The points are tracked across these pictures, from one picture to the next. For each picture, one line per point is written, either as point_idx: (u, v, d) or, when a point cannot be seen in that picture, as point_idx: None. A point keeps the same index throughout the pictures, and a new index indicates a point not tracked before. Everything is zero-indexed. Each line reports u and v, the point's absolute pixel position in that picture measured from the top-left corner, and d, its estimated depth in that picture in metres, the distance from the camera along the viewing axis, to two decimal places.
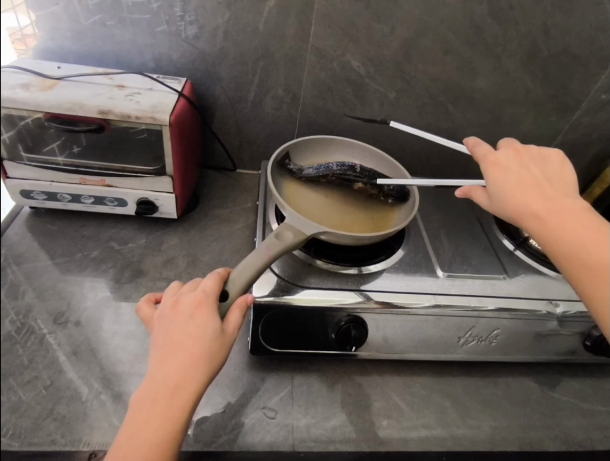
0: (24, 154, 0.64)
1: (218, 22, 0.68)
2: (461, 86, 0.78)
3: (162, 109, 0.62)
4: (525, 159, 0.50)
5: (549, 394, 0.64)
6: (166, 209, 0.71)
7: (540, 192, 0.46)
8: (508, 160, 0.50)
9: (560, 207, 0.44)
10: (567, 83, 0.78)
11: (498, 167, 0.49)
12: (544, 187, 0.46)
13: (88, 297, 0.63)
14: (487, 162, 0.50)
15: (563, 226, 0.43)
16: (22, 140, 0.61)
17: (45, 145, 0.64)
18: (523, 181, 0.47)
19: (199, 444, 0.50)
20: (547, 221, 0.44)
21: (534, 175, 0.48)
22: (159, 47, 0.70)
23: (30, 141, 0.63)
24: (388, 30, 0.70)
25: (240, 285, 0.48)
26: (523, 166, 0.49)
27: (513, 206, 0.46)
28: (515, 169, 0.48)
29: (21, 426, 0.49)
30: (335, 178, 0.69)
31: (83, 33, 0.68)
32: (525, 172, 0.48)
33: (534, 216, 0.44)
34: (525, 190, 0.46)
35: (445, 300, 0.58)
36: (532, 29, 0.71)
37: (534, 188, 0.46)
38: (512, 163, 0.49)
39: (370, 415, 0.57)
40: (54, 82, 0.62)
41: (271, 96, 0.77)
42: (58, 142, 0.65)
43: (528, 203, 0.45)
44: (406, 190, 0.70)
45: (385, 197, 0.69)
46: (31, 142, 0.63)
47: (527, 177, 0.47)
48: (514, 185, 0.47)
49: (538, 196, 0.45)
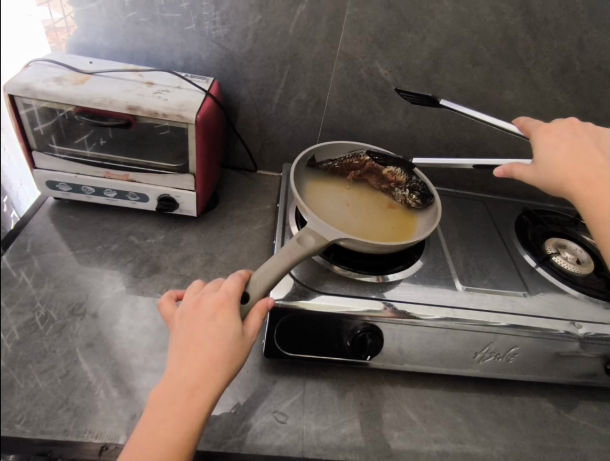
0: (55, 145, 0.67)
1: (249, 24, 0.68)
2: (489, 98, 0.77)
3: (189, 107, 0.63)
4: (579, 130, 0.49)
5: (566, 416, 0.62)
6: (186, 207, 0.72)
7: (589, 161, 0.46)
8: (560, 131, 0.50)
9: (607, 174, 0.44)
10: (598, 100, 0.76)
11: (547, 139, 0.49)
12: (594, 156, 0.46)
13: (106, 290, 0.64)
14: (538, 133, 0.51)
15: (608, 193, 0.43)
16: (54, 129, 0.65)
17: (77, 138, 0.67)
18: (572, 150, 0.47)
19: (209, 444, 0.50)
20: (590, 188, 0.44)
21: (585, 145, 0.47)
22: (188, 46, 0.71)
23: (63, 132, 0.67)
24: (418, 39, 0.70)
25: (261, 287, 0.48)
26: (575, 136, 0.48)
27: (556, 174, 0.46)
28: (565, 139, 0.48)
29: (35, 413, 0.50)
30: (366, 161, 0.70)
31: (116, 29, 0.69)
32: (575, 145, 0.47)
33: (579, 182, 0.45)
34: (572, 159, 0.46)
35: (463, 314, 0.57)
36: (565, 44, 0.70)
37: (583, 157, 0.46)
38: (563, 134, 0.49)
39: (381, 426, 0.56)
40: (86, 77, 0.63)
41: (296, 99, 0.77)
42: (87, 135, 0.67)
43: (573, 170, 0.45)
44: (429, 192, 0.68)
45: (411, 192, 0.68)
46: (63, 133, 0.67)
47: (577, 147, 0.47)
48: (561, 155, 0.47)
49: (585, 164, 0.45)
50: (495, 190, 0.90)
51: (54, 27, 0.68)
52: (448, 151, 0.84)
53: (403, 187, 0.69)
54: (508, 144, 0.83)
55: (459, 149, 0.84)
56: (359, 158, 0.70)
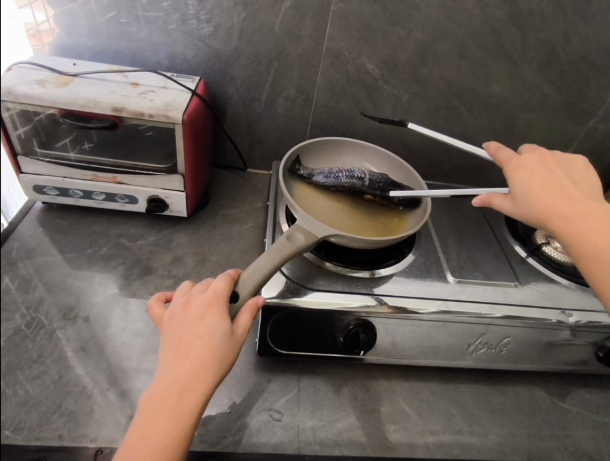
0: (38, 149, 0.66)
1: (233, 22, 0.68)
2: (476, 91, 0.77)
3: (175, 107, 0.62)
4: (550, 161, 0.49)
5: (558, 404, 0.63)
6: (176, 208, 0.71)
7: (566, 193, 0.45)
8: (532, 162, 0.49)
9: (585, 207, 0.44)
10: (584, 90, 0.76)
11: (520, 169, 0.48)
12: (569, 188, 0.45)
13: (97, 293, 0.64)
14: (510, 164, 0.50)
15: (590, 227, 0.42)
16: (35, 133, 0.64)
17: (60, 141, 0.66)
18: (548, 182, 0.46)
19: (205, 444, 0.50)
20: (571, 222, 0.43)
21: (560, 178, 0.46)
22: (173, 45, 0.70)
23: (43, 136, 0.65)
24: (403, 33, 0.70)
25: (250, 286, 0.48)
26: (548, 168, 0.48)
27: (536, 208, 0.45)
28: (539, 171, 0.47)
29: (28, 420, 0.50)
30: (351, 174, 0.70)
31: (99, 30, 0.68)
32: (550, 176, 0.47)
33: (560, 216, 0.43)
34: (550, 191, 0.45)
35: (456, 306, 0.57)
36: (550, 35, 0.70)
37: (559, 189, 0.45)
38: (536, 165, 0.48)
39: (376, 420, 0.56)
40: (70, 79, 0.62)
41: (283, 97, 0.77)
42: (71, 137, 0.66)
43: (552, 203, 0.44)
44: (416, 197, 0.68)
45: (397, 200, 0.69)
46: (45, 137, 0.65)
47: (552, 178, 0.46)
48: (538, 187, 0.46)
49: (564, 197, 0.44)
50: (485, 182, 0.90)
51: (38, 30, 0.66)
52: (437, 144, 0.84)
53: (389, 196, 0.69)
54: (497, 136, 0.84)
55: (448, 142, 0.84)
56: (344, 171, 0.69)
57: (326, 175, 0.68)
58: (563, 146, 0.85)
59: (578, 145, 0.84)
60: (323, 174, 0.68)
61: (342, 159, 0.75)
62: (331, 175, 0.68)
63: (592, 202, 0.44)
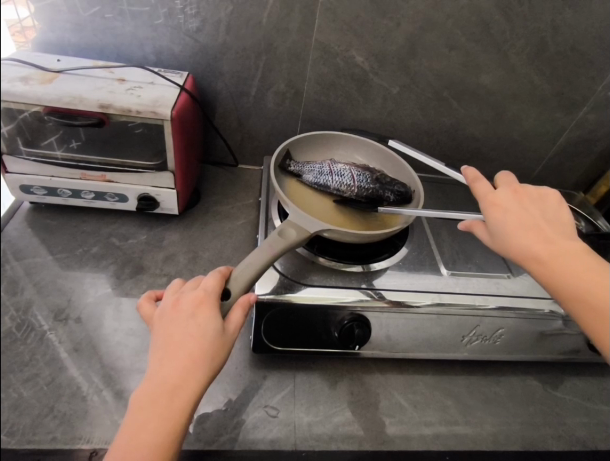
0: (24, 148, 0.63)
1: (220, 16, 0.67)
2: (466, 82, 0.77)
3: (163, 103, 0.61)
4: (524, 198, 0.47)
5: (552, 393, 0.63)
6: (168, 205, 0.71)
7: (542, 234, 0.43)
8: (507, 200, 0.47)
9: (562, 250, 0.42)
10: (573, 79, 0.76)
11: (496, 208, 0.46)
12: (545, 229, 0.44)
13: (88, 293, 0.63)
14: (485, 202, 0.47)
15: (570, 271, 0.40)
16: (20, 133, 0.61)
17: (45, 138, 0.64)
18: (524, 222, 0.44)
19: (201, 443, 0.50)
20: (551, 268, 0.41)
21: (535, 218, 0.45)
22: (160, 40, 0.69)
23: (29, 134, 0.62)
24: (393, 25, 0.69)
25: (242, 284, 0.47)
26: (523, 207, 0.46)
27: (516, 251, 0.43)
28: (516, 210, 0.46)
29: (20, 424, 0.49)
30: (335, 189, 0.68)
31: (83, 24, 0.66)
32: (525, 214, 0.45)
33: (540, 260, 0.42)
34: (526, 232, 0.43)
35: (450, 298, 0.57)
36: (539, 25, 0.70)
37: (537, 231, 0.43)
38: (511, 203, 0.46)
39: (372, 413, 0.56)
40: (54, 76, 0.61)
41: (273, 91, 0.76)
42: (57, 135, 0.64)
43: (531, 247, 0.43)
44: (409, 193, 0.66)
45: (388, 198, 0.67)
46: (30, 135, 0.62)
47: (527, 218, 0.45)
48: (515, 228, 0.44)
49: (540, 238, 0.43)
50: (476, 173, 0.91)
51: (22, 26, 0.62)
52: (428, 137, 0.84)
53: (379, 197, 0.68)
54: (488, 128, 0.84)
55: (439, 134, 0.84)
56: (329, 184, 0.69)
57: (314, 176, 0.67)
58: (552, 137, 0.85)
59: (568, 135, 0.85)
60: (313, 172, 0.67)
61: (334, 154, 0.74)
62: (322, 174, 0.66)
63: (569, 243, 0.43)
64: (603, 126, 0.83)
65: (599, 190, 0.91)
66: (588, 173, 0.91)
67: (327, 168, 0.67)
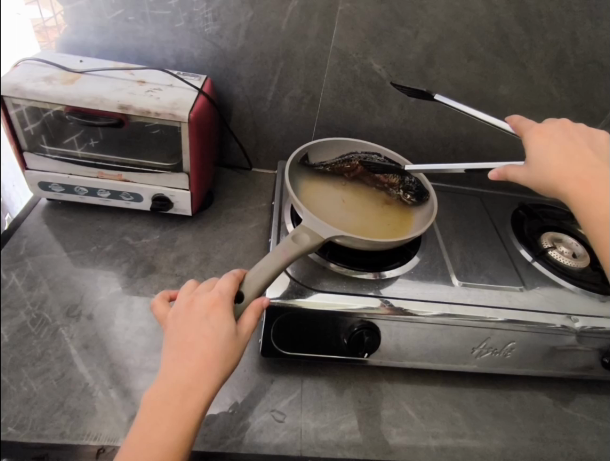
0: (47, 146, 0.66)
1: (241, 21, 0.68)
2: (483, 93, 0.76)
3: (181, 106, 0.62)
4: (572, 132, 0.49)
5: (563, 410, 0.62)
6: (181, 206, 0.71)
7: (582, 160, 0.45)
8: (552, 132, 0.49)
9: (599, 174, 0.44)
10: (593, 93, 0.76)
11: (539, 140, 0.49)
12: (587, 156, 0.46)
13: (101, 290, 0.63)
14: (531, 134, 0.50)
15: (602, 192, 0.42)
16: (43, 129, 0.65)
17: (67, 137, 0.66)
18: (565, 149, 0.46)
19: (207, 445, 0.50)
20: (586, 187, 0.43)
21: (578, 146, 0.47)
22: (180, 44, 0.70)
23: (52, 132, 0.66)
24: (411, 34, 0.69)
25: (255, 287, 0.47)
26: (569, 138, 0.48)
27: (552, 172, 0.45)
28: (558, 140, 0.48)
29: (31, 417, 0.50)
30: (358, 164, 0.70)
31: (106, 27, 0.68)
32: (568, 143, 0.47)
33: (574, 182, 0.44)
34: (566, 157, 0.46)
35: (461, 310, 0.57)
36: (559, 37, 0.69)
37: (578, 159, 0.45)
38: (556, 136, 0.48)
39: (379, 422, 0.56)
40: (77, 76, 0.62)
41: (289, 96, 0.77)
42: (78, 134, 0.66)
43: (568, 169, 0.45)
44: (424, 189, 0.68)
45: (404, 191, 0.68)
46: (53, 133, 0.66)
47: (569, 146, 0.47)
48: (555, 153, 0.46)
49: (580, 162, 0.45)
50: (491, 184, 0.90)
51: (44, 26, 0.66)
52: (443, 146, 0.84)
53: (397, 189, 0.69)
54: (503, 138, 0.83)
55: (454, 144, 0.84)
56: (349, 164, 0.70)
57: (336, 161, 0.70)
58: None
59: None
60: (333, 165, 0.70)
61: None
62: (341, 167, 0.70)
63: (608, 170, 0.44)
64: None
65: None
66: None
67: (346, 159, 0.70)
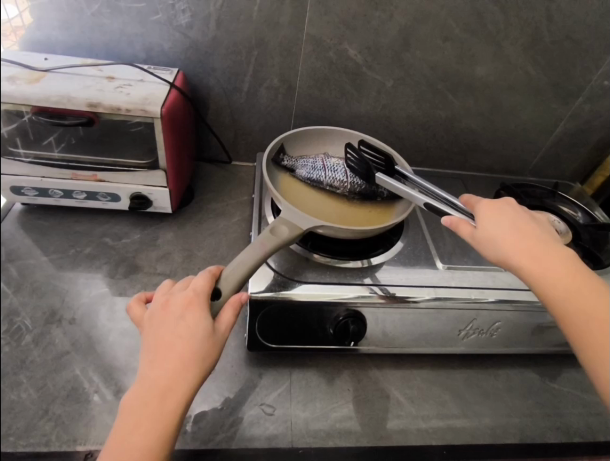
0: (21, 148, 0.62)
1: (210, 10, 0.66)
2: (460, 74, 0.76)
3: (153, 101, 0.61)
4: (519, 208, 0.50)
5: (550, 385, 0.63)
6: (161, 204, 0.70)
7: (534, 236, 0.46)
8: (503, 206, 0.50)
9: (552, 253, 0.44)
10: (569, 70, 0.76)
11: (492, 212, 0.49)
12: (538, 232, 0.46)
13: (82, 293, 0.62)
14: (481, 202, 0.51)
15: (555, 274, 0.43)
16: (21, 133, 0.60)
17: (45, 139, 0.63)
18: (517, 224, 0.47)
19: (197, 442, 0.50)
20: (540, 265, 0.43)
21: (527, 222, 0.48)
22: (149, 37, 0.68)
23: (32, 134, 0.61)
24: (385, 17, 0.68)
25: (232, 282, 0.47)
26: (518, 213, 0.49)
27: (505, 248, 0.45)
28: (509, 214, 0.49)
29: (14, 426, 0.49)
30: (334, 174, 0.66)
31: (71, 22, 0.65)
32: (520, 217, 0.48)
33: (526, 256, 0.44)
34: (520, 233, 0.46)
35: (446, 292, 0.57)
36: (533, 15, 0.69)
37: (529, 235, 0.46)
38: (506, 209, 0.49)
39: (369, 409, 0.56)
40: (42, 75, 0.60)
41: (266, 87, 0.75)
42: (55, 135, 0.63)
43: (521, 245, 0.45)
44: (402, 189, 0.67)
45: (382, 196, 0.66)
46: (33, 135, 0.62)
47: (521, 221, 0.48)
48: (508, 227, 0.47)
49: (532, 239, 0.45)
50: (473, 165, 0.91)
51: (13, 26, 0.58)
52: (423, 130, 0.84)
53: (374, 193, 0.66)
54: (483, 120, 0.83)
55: (434, 129, 0.83)
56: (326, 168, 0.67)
57: (309, 169, 0.66)
58: (549, 128, 0.84)
59: (564, 126, 0.84)
60: (307, 168, 0.66)
61: (328, 149, 0.74)
62: (315, 169, 0.66)
63: (559, 249, 0.45)
64: (600, 116, 0.83)
65: (596, 180, 0.90)
66: (585, 164, 0.91)
67: (320, 163, 0.67)
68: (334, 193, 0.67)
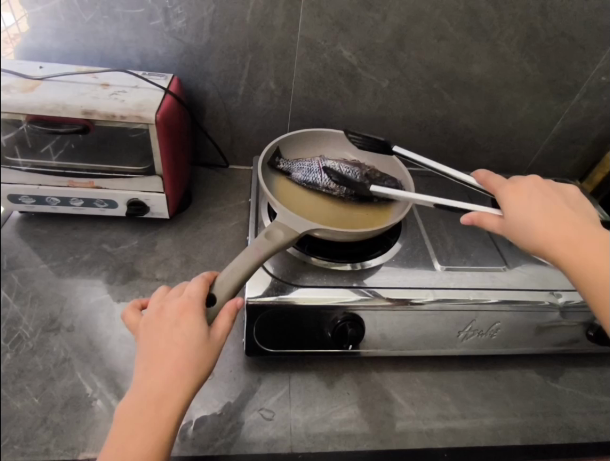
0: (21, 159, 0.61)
1: (203, 15, 0.66)
2: (456, 73, 0.75)
3: (148, 107, 0.61)
4: (543, 188, 0.53)
5: (551, 385, 0.62)
6: (158, 210, 0.70)
7: (562, 219, 0.49)
8: (527, 189, 0.53)
9: (582, 235, 0.48)
10: (566, 66, 0.75)
11: (517, 197, 0.52)
12: (565, 213, 0.50)
13: (81, 301, 0.62)
14: (506, 190, 0.54)
15: (587, 256, 0.46)
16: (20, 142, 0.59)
17: (43, 147, 0.62)
18: (543, 207, 0.50)
19: (196, 449, 0.50)
20: (572, 247, 0.47)
21: (554, 204, 0.51)
22: (143, 43, 0.68)
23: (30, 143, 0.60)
24: (379, 18, 0.68)
25: (227, 288, 0.46)
26: (543, 195, 0.52)
27: (534, 233, 0.49)
28: (534, 198, 0.52)
29: (13, 436, 0.49)
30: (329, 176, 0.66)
31: (65, 30, 0.66)
32: (545, 200, 0.51)
33: (557, 240, 0.47)
34: (547, 216, 0.49)
35: (444, 294, 0.57)
36: (528, 12, 0.68)
37: (557, 217, 0.49)
38: (531, 192, 0.53)
39: (369, 412, 0.56)
40: (36, 83, 0.60)
41: (261, 90, 0.75)
42: (53, 142, 0.63)
43: (550, 230, 0.48)
44: (399, 189, 0.66)
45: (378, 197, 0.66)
46: (31, 144, 0.60)
47: (547, 204, 0.51)
48: (535, 212, 0.50)
49: (561, 222, 0.49)
50: (471, 164, 0.90)
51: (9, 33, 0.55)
52: (420, 130, 0.83)
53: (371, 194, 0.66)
54: (480, 119, 0.82)
55: (431, 128, 0.83)
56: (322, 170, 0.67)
57: (305, 173, 0.66)
58: (547, 125, 0.84)
59: (562, 123, 0.84)
60: (303, 170, 0.66)
61: (324, 151, 0.73)
62: (311, 172, 0.66)
63: (588, 229, 0.49)
64: (598, 113, 0.82)
65: (596, 177, 0.90)
66: (584, 161, 0.90)
67: (316, 166, 0.67)
68: (331, 196, 0.66)
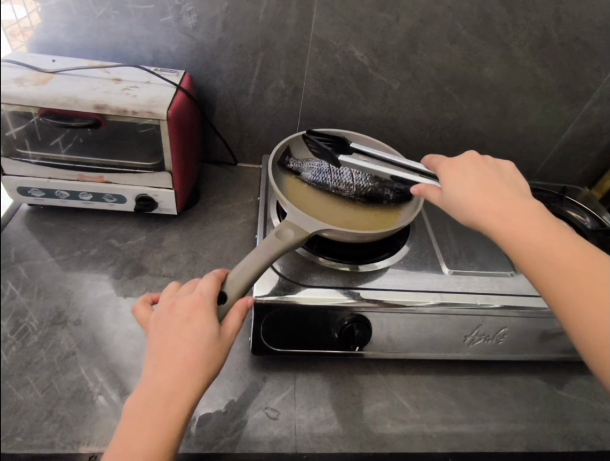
0: (29, 151, 0.63)
1: (216, 12, 0.66)
2: (467, 76, 0.75)
3: (159, 103, 0.61)
4: (481, 166, 0.49)
5: (557, 392, 0.62)
6: (166, 206, 0.70)
7: (498, 195, 0.45)
8: (464, 166, 0.49)
9: (519, 209, 0.43)
10: (578, 71, 0.75)
11: (453, 175, 0.49)
12: (500, 189, 0.46)
13: (88, 294, 0.62)
14: (443, 168, 0.50)
15: (523, 232, 0.41)
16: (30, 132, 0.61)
17: (52, 139, 0.64)
18: (480, 184, 0.46)
19: (201, 446, 0.49)
20: (507, 222, 0.42)
21: (491, 181, 0.47)
22: (155, 39, 0.68)
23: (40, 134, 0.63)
24: (392, 19, 0.68)
25: (238, 286, 0.46)
26: (480, 172, 0.48)
27: (471, 209, 0.45)
28: (471, 175, 0.48)
29: (19, 427, 0.49)
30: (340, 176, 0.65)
31: (77, 24, 0.66)
32: (481, 177, 0.47)
33: (493, 215, 0.43)
34: (483, 193, 0.45)
35: (452, 298, 0.57)
36: (541, 16, 0.68)
37: (493, 192, 0.45)
38: (468, 169, 0.49)
39: (373, 414, 0.56)
40: (48, 76, 0.60)
41: (272, 88, 0.75)
42: (62, 135, 0.64)
43: (488, 205, 0.44)
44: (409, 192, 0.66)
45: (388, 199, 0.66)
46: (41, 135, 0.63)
47: (485, 182, 0.47)
48: (470, 188, 0.46)
49: (497, 198, 0.44)
50: None
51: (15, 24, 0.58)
52: (430, 132, 0.83)
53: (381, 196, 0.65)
54: (490, 122, 0.82)
55: (440, 131, 0.83)
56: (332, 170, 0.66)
57: (315, 172, 0.66)
58: (557, 131, 0.83)
59: (573, 129, 0.83)
60: (312, 170, 0.66)
61: None
62: (321, 172, 0.66)
63: (525, 203, 0.44)
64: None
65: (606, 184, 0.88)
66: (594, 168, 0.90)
67: (326, 166, 0.66)
68: (340, 196, 0.66)
